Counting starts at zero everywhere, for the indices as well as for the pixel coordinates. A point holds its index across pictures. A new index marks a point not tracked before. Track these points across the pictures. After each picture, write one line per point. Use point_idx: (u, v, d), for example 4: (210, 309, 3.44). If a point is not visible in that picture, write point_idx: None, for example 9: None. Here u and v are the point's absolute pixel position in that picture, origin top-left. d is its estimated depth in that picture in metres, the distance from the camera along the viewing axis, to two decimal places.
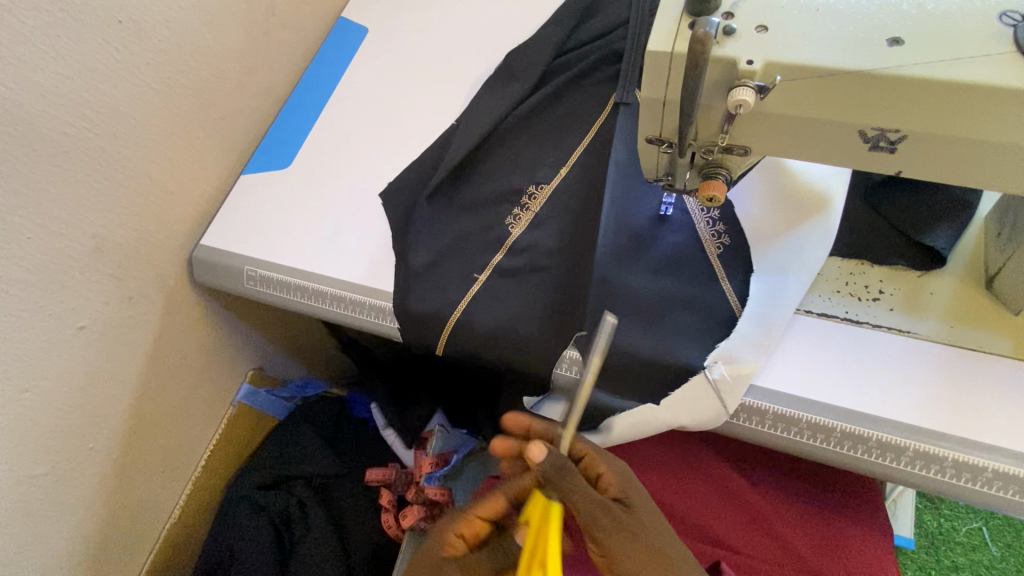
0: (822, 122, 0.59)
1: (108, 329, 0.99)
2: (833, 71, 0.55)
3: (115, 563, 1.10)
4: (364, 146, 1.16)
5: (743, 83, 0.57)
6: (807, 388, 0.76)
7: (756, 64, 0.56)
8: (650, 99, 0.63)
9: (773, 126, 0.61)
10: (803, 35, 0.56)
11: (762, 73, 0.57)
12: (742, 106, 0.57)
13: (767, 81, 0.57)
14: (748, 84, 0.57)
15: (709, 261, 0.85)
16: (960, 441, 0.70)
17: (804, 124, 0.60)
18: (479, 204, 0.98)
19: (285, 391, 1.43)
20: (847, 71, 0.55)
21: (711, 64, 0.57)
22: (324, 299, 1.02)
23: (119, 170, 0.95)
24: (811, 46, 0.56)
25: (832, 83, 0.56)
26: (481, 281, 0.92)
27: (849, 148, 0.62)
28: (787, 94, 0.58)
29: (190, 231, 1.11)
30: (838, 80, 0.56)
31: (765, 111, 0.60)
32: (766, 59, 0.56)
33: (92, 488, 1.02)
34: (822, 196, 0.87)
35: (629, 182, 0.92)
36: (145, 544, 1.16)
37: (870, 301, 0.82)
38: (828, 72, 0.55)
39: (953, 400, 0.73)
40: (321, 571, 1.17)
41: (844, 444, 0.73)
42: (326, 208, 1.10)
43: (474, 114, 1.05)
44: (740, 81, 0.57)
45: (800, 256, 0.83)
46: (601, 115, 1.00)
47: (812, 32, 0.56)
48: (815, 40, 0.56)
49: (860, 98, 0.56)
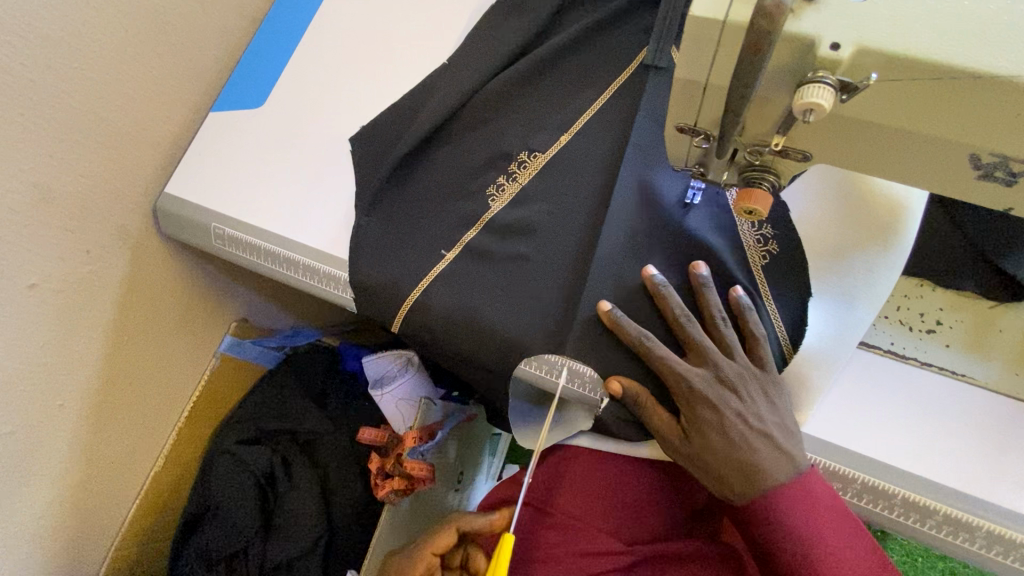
0: (922, 137, 0.45)
1: (64, 287, 0.86)
2: (955, 71, 0.40)
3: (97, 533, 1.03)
4: (342, 83, 0.98)
5: (819, 75, 0.43)
6: (838, 433, 0.64)
7: (843, 51, 0.42)
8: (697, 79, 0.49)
9: (849, 137, 0.47)
10: (915, 14, 0.41)
11: (848, 64, 0.42)
12: (812, 112, 0.43)
13: (856, 78, 0.43)
14: (826, 80, 0.42)
15: (750, 273, 0.69)
16: (1002, 511, 0.59)
17: (894, 139, 0.46)
18: (471, 170, 0.84)
19: (273, 340, 1.27)
20: (972, 73, 0.40)
21: (779, 43, 0.43)
22: (299, 271, 0.89)
23: (59, 108, 0.79)
24: (925, 31, 0.41)
25: (949, 87, 0.41)
26: (448, 260, 0.80)
27: (950, 174, 0.47)
28: (882, 95, 0.43)
29: (153, 178, 0.96)
30: (957, 85, 0.41)
31: (846, 117, 0.46)
32: (858, 44, 0.41)
33: (63, 459, 0.92)
34: (898, 199, 0.70)
35: (650, 160, 0.77)
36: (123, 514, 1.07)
37: (924, 334, 0.74)
38: (946, 75, 0.41)
39: (1001, 462, 0.62)
40: (301, 534, 1.08)
41: (863, 497, 0.63)
42: (299, 160, 0.94)
43: (471, 54, 0.88)
44: (815, 74, 0.43)
45: (869, 277, 0.68)
46: (624, 71, 0.82)
47: (925, 11, 0.42)
48: (931, 22, 0.41)
49: (981, 113, 0.42)
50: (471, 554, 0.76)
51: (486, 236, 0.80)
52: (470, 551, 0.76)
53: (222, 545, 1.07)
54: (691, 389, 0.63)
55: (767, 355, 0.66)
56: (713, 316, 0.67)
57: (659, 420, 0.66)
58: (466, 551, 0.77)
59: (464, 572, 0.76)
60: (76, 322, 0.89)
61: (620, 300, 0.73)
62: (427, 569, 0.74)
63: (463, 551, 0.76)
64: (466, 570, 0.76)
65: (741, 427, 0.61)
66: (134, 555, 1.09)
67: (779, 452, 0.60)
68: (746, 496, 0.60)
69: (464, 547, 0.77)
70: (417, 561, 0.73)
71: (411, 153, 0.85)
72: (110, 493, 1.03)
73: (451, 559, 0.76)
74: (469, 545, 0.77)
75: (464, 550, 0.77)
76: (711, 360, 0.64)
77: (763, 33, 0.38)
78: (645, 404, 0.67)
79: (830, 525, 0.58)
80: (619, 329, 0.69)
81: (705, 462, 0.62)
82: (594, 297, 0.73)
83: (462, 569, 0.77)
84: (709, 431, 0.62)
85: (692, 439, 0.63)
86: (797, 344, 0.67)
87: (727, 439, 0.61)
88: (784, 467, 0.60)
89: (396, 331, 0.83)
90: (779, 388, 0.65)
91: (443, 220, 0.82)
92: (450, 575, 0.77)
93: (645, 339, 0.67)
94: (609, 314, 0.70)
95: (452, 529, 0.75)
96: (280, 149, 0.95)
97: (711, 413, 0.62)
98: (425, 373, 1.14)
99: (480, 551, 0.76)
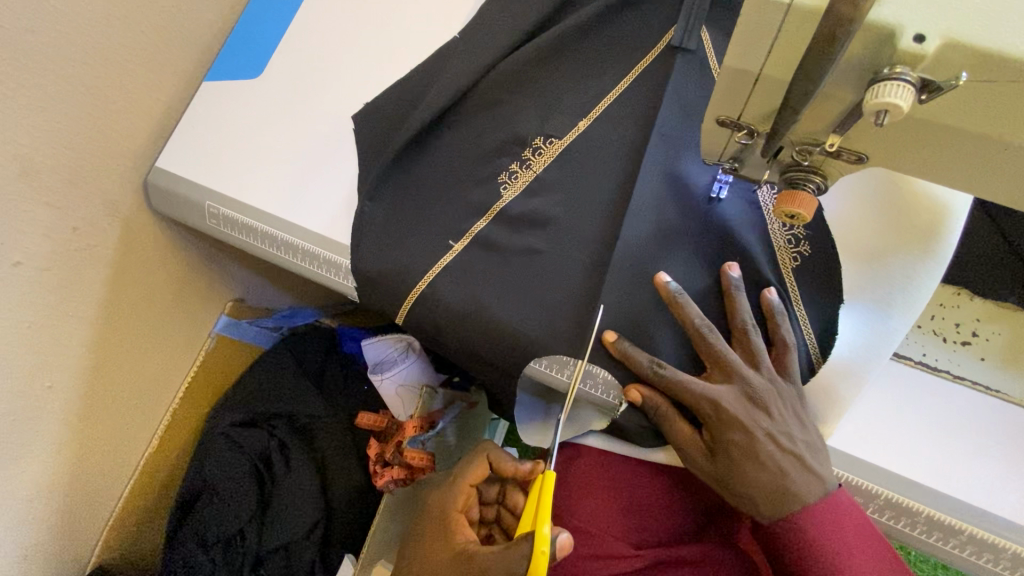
0: (996, 145, 0.43)
1: (52, 266, 0.80)
2: None
3: (89, 521, 0.98)
4: (343, 55, 0.92)
5: (897, 71, 0.40)
6: (865, 450, 0.67)
7: (929, 44, 0.39)
8: (756, 68, 0.47)
9: (920, 136, 0.45)
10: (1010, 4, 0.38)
11: (932, 59, 0.39)
12: (885, 113, 0.41)
13: (942, 76, 0.40)
14: (904, 78, 0.39)
15: (780, 275, 0.68)
16: None
17: (968, 142, 0.44)
18: (482, 155, 0.78)
19: (270, 321, 1.25)
20: None
21: (858, 33, 0.39)
22: (298, 255, 0.84)
23: (40, 72, 0.72)
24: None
25: None
26: (456, 251, 0.76)
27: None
28: (959, 98, 0.41)
29: (142, 150, 0.90)
30: None
31: (921, 116, 0.43)
32: (946, 37, 0.38)
33: (54, 448, 0.87)
34: (938, 203, 0.68)
35: (673, 152, 0.73)
36: (116, 501, 1.03)
37: (957, 344, 0.82)
38: None
39: None
40: (300, 518, 1.06)
41: (885, 513, 0.67)
42: (297, 137, 0.88)
43: (483, 27, 0.82)
44: (894, 69, 0.40)
45: (905, 286, 0.68)
46: (649, 53, 0.77)
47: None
48: None
49: None
50: (508, 491, 0.73)
51: (498, 227, 0.76)
52: (507, 488, 0.74)
53: (221, 527, 1.04)
54: (718, 409, 0.61)
55: (793, 365, 0.65)
56: (743, 322, 0.66)
57: (683, 440, 0.64)
58: (503, 486, 0.74)
59: (500, 507, 0.74)
60: (68, 304, 0.84)
61: (641, 298, 0.70)
62: (466, 502, 0.70)
63: (500, 488, 0.74)
64: (502, 506, 0.74)
65: (772, 449, 0.60)
66: (127, 536, 1.06)
67: (809, 474, 0.60)
68: (774, 517, 0.60)
69: (500, 482, 0.74)
70: (455, 494, 0.69)
71: (418, 135, 0.80)
72: (105, 478, 0.99)
73: (487, 494, 0.74)
74: (505, 482, 0.74)
75: (500, 485, 0.74)
76: (738, 374, 0.63)
77: (842, 20, 0.37)
78: (668, 419, 0.65)
79: (862, 548, 0.58)
80: (630, 360, 0.66)
81: (733, 485, 0.61)
82: (613, 295, 0.70)
83: (497, 505, 0.75)
84: (738, 453, 0.60)
85: (719, 461, 0.62)
86: (825, 354, 0.67)
87: (756, 461, 0.60)
88: (814, 488, 0.60)
89: (400, 323, 0.79)
90: (803, 403, 0.64)
91: (452, 208, 0.78)
92: (486, 510, 0.74)
93: (659, 370, 0.64)
94: (616, 346, 0.67)
95: (485, 459, 0.71)
96: (278, 124, 0.89)
97: (741, 436, 0.60)
98: (426, 358, 1.09)
99: (517, 489, 0.73)
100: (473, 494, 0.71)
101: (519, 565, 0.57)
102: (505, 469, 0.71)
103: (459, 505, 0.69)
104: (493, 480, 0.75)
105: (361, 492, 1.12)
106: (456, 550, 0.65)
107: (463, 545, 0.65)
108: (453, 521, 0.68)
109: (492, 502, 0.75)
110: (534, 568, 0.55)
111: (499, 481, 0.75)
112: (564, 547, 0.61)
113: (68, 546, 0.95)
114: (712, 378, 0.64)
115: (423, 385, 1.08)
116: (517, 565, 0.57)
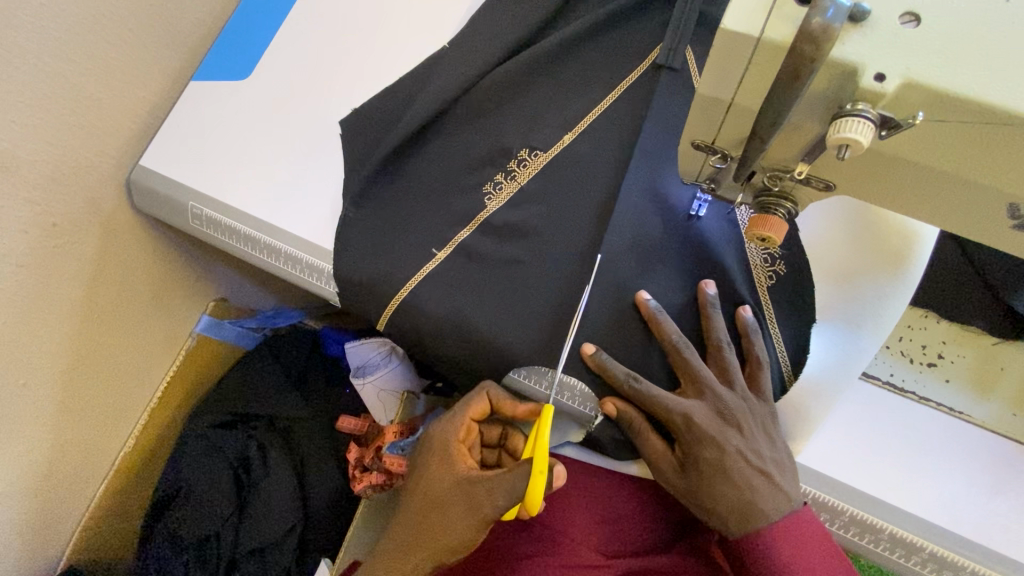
0: (955, 179, 0.45)
1: (31, 262, 0.78)
2: (991, 118, 0.40)
3: (60, 524, 0.96)
4: (333, 59, 0.92)
5: (858, 108, 0.41)
6: (831, 467, 0.69)
7: (889, 83, 0.40)
8: (729, 95, 0.49)
9: (886, 171, 0.47)
10: (959, 51, 0.40)
11: (892, 98, 0.41)
12: (847, 147, 0.42)
13: (901, 114, 0.42)
14: (865, 114, 0.41)
15: (755, 293, 0.70)
16: (984, 552, 0.66)
17: (934, 178, 0.46)
18: (467, 165, 0.79)
19: (251, 321, 1.24)
20: (1011, 122, 0.39)
21: (822, 69, 0.41)
22: (281, 259, 0.84)
23: (23, 68, 0.71)
24: (981, 69, 0.40)
25: (985, 134, 0.41)
26: (439, 259, 0.76)
27: (976, 217, 0.48)
28: (919, 136, 0.43)
29: (125, 148, 0.89)
30: (991, 135, 0.41)
31: (886, 151, 0.45)
32: (905, 77, 0.40)
33: (26, 449, 0.85)
34: (908, 228, 0.71)
35: (654, 170, 0.75)
36: (85, 505, 1.00)
37: (925, 366, 0.85)
38: (984, 120, 0.40)
39: (984, 504, 0.68)
40: (276, 519, 1.04)
41: (850, 529, 0.69)
42: (285, 139, 0.88)
43: (475, 35, 0.83)
44: (857, 104, 0.41)
45: (874, 309, 0.70)
46: (634, 71, 0.78)
47: (982, 44, 0.40)
48: (974, 62, 0.40)
49: (1014, 162, 0.42)
50: (510, 433, 0.73)
51: (481, 236, 0.76)
52: (509, 430, 0.73)
53: (195, 528, 1.02)
54: (690, 425, 0.62)
55: (766, 382, 0.66)
56: (719, 338, 0.67)
57: (655, 456, 0.65)
58: (504, 428, 0.73)
59: (501, 451, 0.73)
60: (45, 303, 0.82)
61: (621, 313, 0.71)
62: (467, 435, 0.68)
63: (502, 431, 0.73)
64: (504, 449, 0.73)
65: (742, 466, 0.61)
66: (96, 541, 1.04)
67: (776, 491, 0.61)
68: (741, 534, 0.61)
69: (502, 424, 0.73)
70: (455, 427, 0.67)
71: (404, 142, 0.80)
72: (77, 479, 0.97)
73: (489, 437, 0.73)
74: (507, 424, 0.73)
75: (502, 428, 0.73)
76: (711, 391, 0.64)
77: (806, 59, 0.38)
78: (640, 432, 0.66)
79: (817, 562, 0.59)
80: (606, 373, 0.67)
81: (703, 501, 0.62)
82: (592, 310, 0.71)
83: (499, 447, 0.74)
84: (707, 468, 0.61)
85: (690, 477, 0.63)
86: (797, 372, 0.69)
87: (726, 476, 0.61)
88: (780, 504, 0.61)
89: (380, 329, 0.80)
90: (776, 421, 0.65)
91: (437, 216, 0.78)
92: (487, 453, 0.74)
93: (633, 383, 0.65)
94: (593, 358, 0.68)
95: (485, 396, 0.67)
96: (265, 126, 0.89)
97: (714, 447, 0.61)
98: (412, 365, 1.08)
99: (518, 432, 0.73)
100: (474, 428, 0.69)
101: (520, 486, 0.59)
102: (505, 409, 0.68)
103: (459, 437, 0.67)
104: (496, 421, 0.73)
105: (340, 495, 1.11)
106: (458, 476, 0.64)
107: (466, 472, 0.64)
108: (455, 451, 0.66)
109: (494, 445, 0.74)
110: (533, 488, 0.57)
111: (501, 423, 0.73)
112: (559, 477, 0.65)
113: (37, 551, 0.92)
114: (685, 395, 0.65)
115: (409, 391, 1.08)
116: (517, 485, 0.59)
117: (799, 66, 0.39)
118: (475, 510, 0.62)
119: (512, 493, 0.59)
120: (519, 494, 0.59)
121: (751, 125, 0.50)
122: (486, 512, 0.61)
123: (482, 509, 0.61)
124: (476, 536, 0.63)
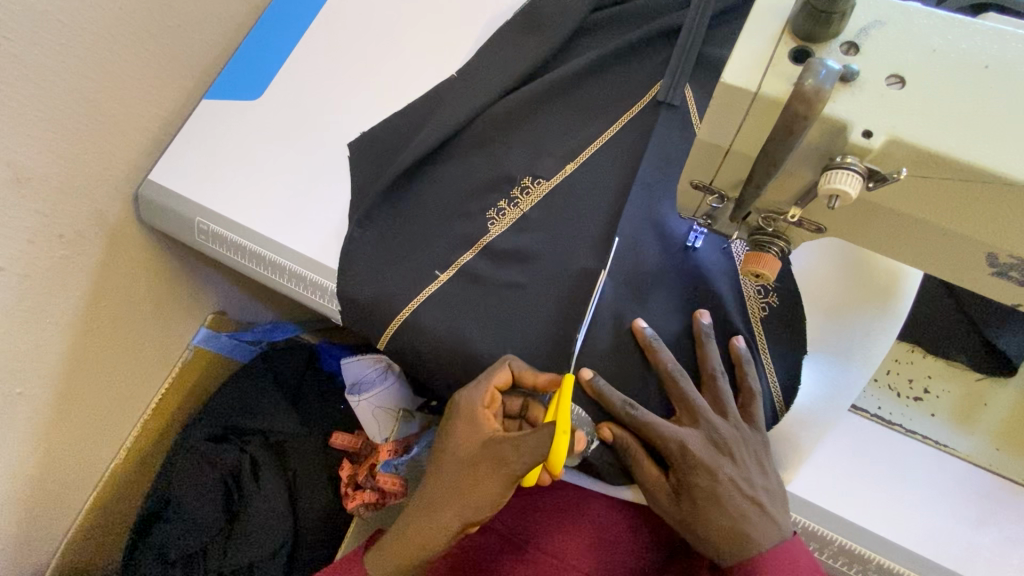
0: (936, 228, 0.48)
1: (35, 272, 0.79)
2: (967, 175, 0.42)
3: (46, 537, 0.94)
4: (344, 84, 0.94)
5: (847, 161, 0.44)
6: (823, 498, 0.70)
7: (875, 139, 0.43)
8: (728, 138, 0.51)
9: (872, 218, 0.50)
10: (939, 113, 0.43)
11: (878, 152, 0.43)
12: (837, 197, 0.44)
13: (886, 168, 0.44)
14: (852, 167, 0.43)
15: (750, 324, 0.72)
16: None
17: (918, 224, 0.48)
18: (471, 191, 0.81)
19: (248, 334, 1.21)
20: (985, 179, 0.42)
21: (816, 123, 0.44)
22: (286, 276, 0.86)
23: (41, 85, 0.73)
24: (959, 128, 0.42)
25: (962, 189, 0.43)
26: (440, 281, 0.78)
27: (957, 263, 0.51)
28: (902, 188, 0.45)
29: (135, 163, 0.91)
30: (968, 189, 0.43)
31: (871, 200, 0.47)
32: (890, 133, 0.43)
33: (18, 459, 0.84)
34: (894, 265, 0.75)
35: (653, 202, 0.77)
36: (72, 517, 0.99)
37: (913, 399, 0.87)
38: (960, 176, 0.43)
39: (969, 536, 0.69)
40: (268, 533, 1.04)
41: (838, 558, 0.72)
42: (293, 158, 0.90)
43: (483, 67, 0.85)
44: (847, 157, 0.44)
45: (863, 342, 0.73)
46: (636, 106, 0.81)
47: (961, 109, 0.43)
48: (953, 121, 0.43)
49: (988, 215, 0.45)
50: (532, 403, 0.72)
51: (483, 260, 0.78)
52: (531, 401, 0.72)
53: (185, 544, 1.02)
54: (683, 454, 0.63)
55: (759, 412, 0.68)
56: (714, 366, 0.69)
57: (650, 482, 0.67)
58: (527, 399, 0.72)
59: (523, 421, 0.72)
60: (45, 313, 0.82)
61: (619, 340, 0.73)
62: (492, 403, 0.67)
63: (523, 401, 0.71)
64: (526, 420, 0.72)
65: (734, 495, 0.62)
66: (80, 554, 1.02)
67: (767, 521, 0.62)
68: (730, 561, 0.63)
69: (524, 395, 0.72)
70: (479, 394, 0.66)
71: (411, 167, 0.82)
72: (67, 491, 0.96)
73: (511, 407, 0.71)
74: (529, 395, 0.72)
75: (524, 397, 0.72)
76: (705, 420, 0.65)
77: (799, 116, 0.41)
78: (635, 456, 0.68)
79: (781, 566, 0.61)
80: (602, 398, 0.68)
81: (695, 527, 0.63)
82: (591, 336, 0.73)
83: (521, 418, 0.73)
84: (700, 495, 0.63)
85: (684, 504, 0.64)
86: (788, 403, 0.73)
87: (718, 502, 0.62)
88: (771, 534, 0.62)
89: (381, 348, 0.81)
90: (767, 449, 0.67)
91: (441, 240, 0.80)
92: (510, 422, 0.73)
93: (630, 410, 0.66)
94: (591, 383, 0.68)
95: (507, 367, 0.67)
96: (275, 144, 0.91)
97: (709, 473, 0.63)
98: (404, 381, 1.10)
99: (540, 401, 0.72)
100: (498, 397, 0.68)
101: (542, 447, 0.58)
102: (527, 378, 0.67)
103: (484, 403, 0.65)
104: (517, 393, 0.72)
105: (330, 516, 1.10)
106: (485, 439, 0.64)
107: (492, 436, 0.64)
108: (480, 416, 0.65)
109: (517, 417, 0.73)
110: (556, 450, 0.57)
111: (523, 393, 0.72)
112: (581, 440, 0.67)
113: (21, 563, 0.91)
114: (681, 424, 0.67)
115: (400, 408, 1.07)
116: (541, 446, 0.59)
117: (791, 121, 0.41)
118: (501, 467, 0.61)
119: (535, 452, 0.59)
120: (542, 454, 0.59)
121: (746, 168, 0.53)
122: (512, 469, 0.60)
123: (507, 467, 0.61)
124: (503, 495, 0.63)
